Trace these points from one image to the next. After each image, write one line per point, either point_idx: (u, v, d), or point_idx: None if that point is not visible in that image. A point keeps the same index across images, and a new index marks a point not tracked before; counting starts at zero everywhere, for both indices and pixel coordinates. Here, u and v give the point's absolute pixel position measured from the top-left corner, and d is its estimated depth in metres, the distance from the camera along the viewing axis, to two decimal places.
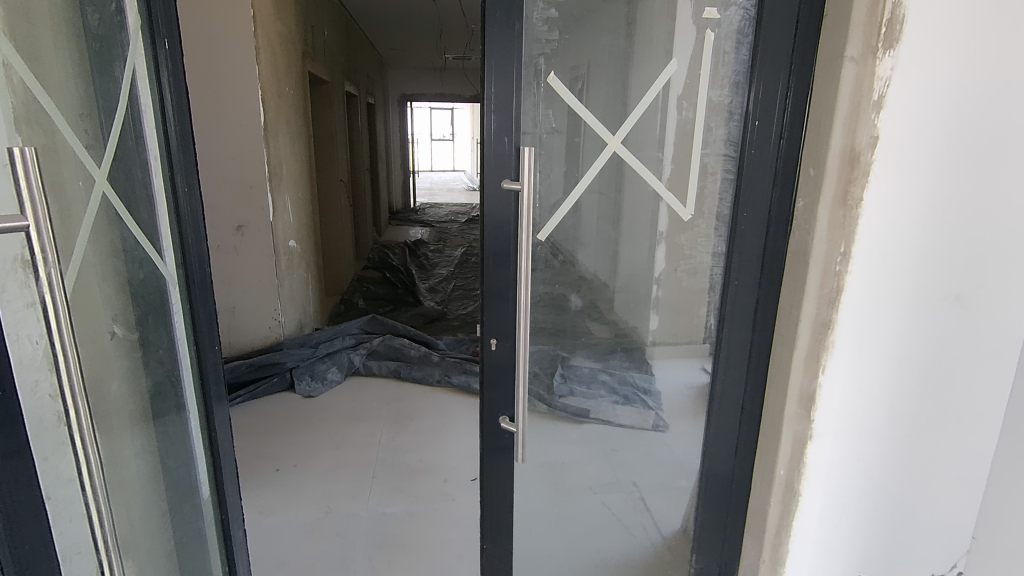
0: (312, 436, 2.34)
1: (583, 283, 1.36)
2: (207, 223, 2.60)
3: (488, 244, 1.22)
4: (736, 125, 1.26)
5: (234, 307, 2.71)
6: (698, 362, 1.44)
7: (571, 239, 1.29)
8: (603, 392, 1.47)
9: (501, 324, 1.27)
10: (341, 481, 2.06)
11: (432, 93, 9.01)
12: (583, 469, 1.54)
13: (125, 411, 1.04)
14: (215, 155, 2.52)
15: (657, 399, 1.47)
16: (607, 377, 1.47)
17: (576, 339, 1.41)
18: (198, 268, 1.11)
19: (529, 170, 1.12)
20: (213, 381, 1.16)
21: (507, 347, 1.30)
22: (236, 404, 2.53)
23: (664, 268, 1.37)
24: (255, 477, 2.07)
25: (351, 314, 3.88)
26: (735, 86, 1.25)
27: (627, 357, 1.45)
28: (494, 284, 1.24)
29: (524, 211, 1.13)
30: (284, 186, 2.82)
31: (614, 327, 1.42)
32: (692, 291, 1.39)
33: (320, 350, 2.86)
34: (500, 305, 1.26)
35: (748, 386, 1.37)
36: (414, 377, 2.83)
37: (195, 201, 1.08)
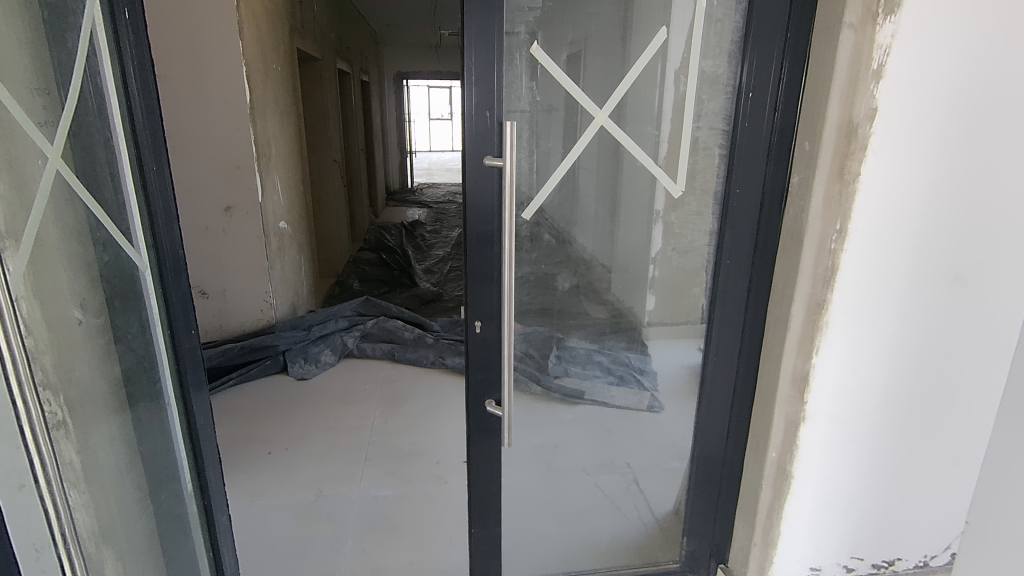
0: (305, 418, 2.33)
1: (573, 262, 1.31)
2: (194, 204, 2.54)
3: (471, 223, 1.18)
4: (731, 97, 1.20)
5: (224, 290, 2.67)
6: (694, 342, 1.38)
7: (559, 218, 1.24)
8: (599, 372, 1.44)
9: (486, 306, 1.24)
10: (332, 464, 2.04)
11: (428, 71, 8.85)
12: (575, 450, 1.52)
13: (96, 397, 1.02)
14: (201, 134, 2.47)
15: (652, 380, 1.43)
16: (601, 358, 1.42)
17: (571, 320, 1.36)
18: (170, 248, 1.09)
19: (513, 144, 1.06)
20: (190, 364, 1.15)
21: (493, 329, 1.27)
22: (228, 388, 2.51)
23: (659, 246, 1.31)
24: (246, 460, 2.06)
25: (346, 297, 3.85)
26: (730, 55, 1.18)
27: (620, 338, 1.40)
28: (478, 265, 1.21)
29: (508, 188, 1.09)
30: (272, 166, 2.75)
31: (609, 306, 1.37)
32: (687, 271, 1.33)
33: (313, 332, 2.84)
34: (484, 287, 1.23)
35: (739, 368, 1.34)
36: (409, 359, 2.81)
37: (164, 180, 1.07)
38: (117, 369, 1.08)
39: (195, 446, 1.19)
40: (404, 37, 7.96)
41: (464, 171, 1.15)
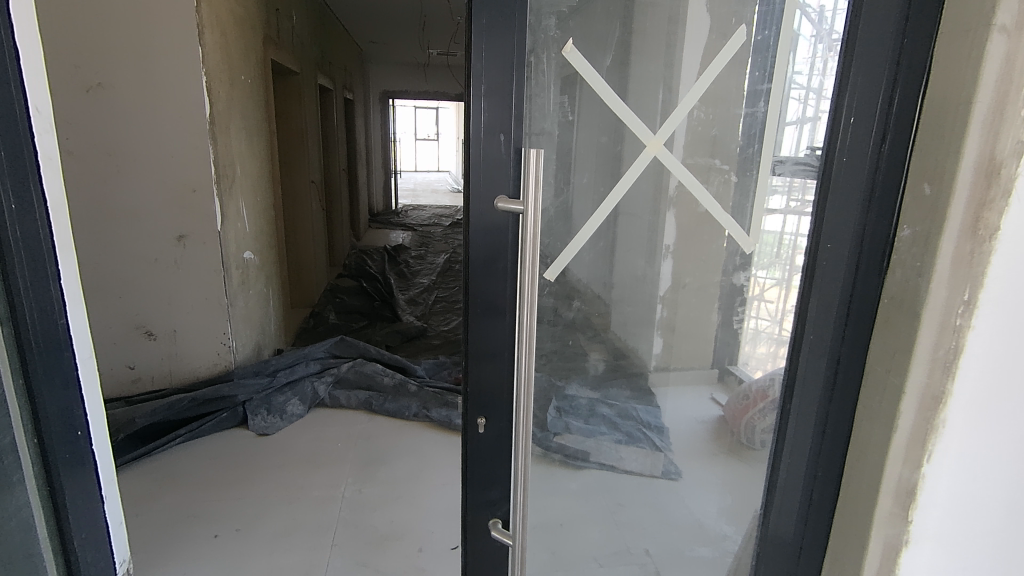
0: (263, 488, 1.97)
1: (584, 299, 1.03)
2: (144, 232, 2.20)
3: (475, 285, 0.87)
4: (812, 127, 0.94)
5: (174, 330, 2.31)
6: (707, 391, 1.14)
7: (587, 273, 1.00)
8: (604, 430, 1.16)
9: (494, 392, 0.92)
10: (291, 553, 1.68)
11: (415, 90, 8.63)
12: (583, 535, 1.23)
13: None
14: (150, 152, 2.14)
15: (664, 437, 1.17)
16: (606, 411, 1.15)
17: (572, 361, 1.07)
18: (27, 302, 0.85)
19: (538, 180, 0.77)
20: (66, 439, 0.91)
21: (501, 427, 0.94)
22: (174, 446, 2.13)
23: (668, 286, 1.09)
24: (185, 547, 1.68)
25: (320, 332, 3.49)
26: (827, 72, 0.92)
27: (627, 386, 1.14)
28: (481, 341, 0.89)
29: (527, 245, 0.78)
30: (237, 190, 2.43)
31: (610, 348, 1.10)
32: (699, 308, 1.10)
33: (278, 379, 2.49)
34: (489, 371, 0.91)
35: (818, 474, 1.01)
36: (388, 410, 2.47)
37: (32, 216, 0.85)
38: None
39: None
40: (391, 55, 7.73)
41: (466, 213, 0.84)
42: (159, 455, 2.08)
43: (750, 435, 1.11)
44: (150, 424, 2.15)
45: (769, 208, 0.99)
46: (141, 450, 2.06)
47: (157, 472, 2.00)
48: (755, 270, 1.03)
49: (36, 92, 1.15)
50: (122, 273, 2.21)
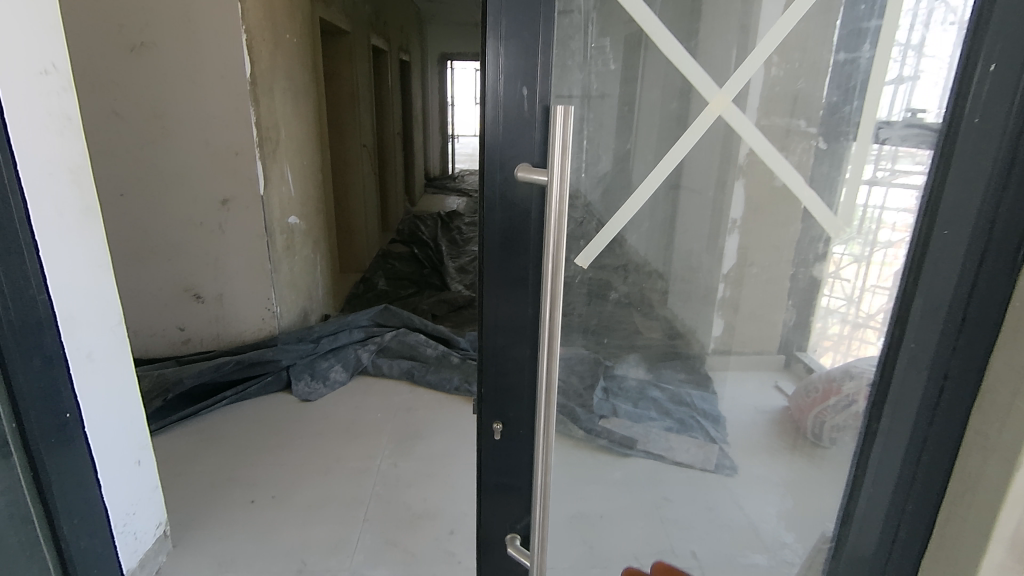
0: (300, 456, 1.96)
1: (636, 271, 0.91)
2: (187, 196, 2.19)
3: (495, 268, 0.74)
4: (911, 87, 0.69)
5: (221, 293, 2.33)
6: (772, 379, 0.96)
7: (642, 248, 0.88)
8: (653, 412, 1.05)
9: (516, 394, 0.79)
10: (323, 524, 1.66)
11: (474, 52, 8.42)
12: (621, 528, 1.11)
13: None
14: (194, 114, 2.11)
15: (719, 428, 1.03)
16: (657, 395, 1.04)
17: (621, 337, 0.95)
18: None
19: (567, 146, 0.61)
20: (51, 416, 0.74)
21: (519, 435, 0.81)
22: (220, 408, 2.16)
23: (733, 264, 0.95)
24: (223, 511, 1.69)
25: (368, 298, 3.48)
26: (935, 22, 0.66)
27: (682, 369, 1.03)
28: (499, 336, 0.76)
29: (552, 226, 0.63)
30: (281, 154, 2.39)
31: (667, 326, 1.00)
32: (768, 294, 0.93)
33: (322, 345, 2.48)
34: (509, 369, 0.78)
35: (902, 523, 0.76)
36: (429, 382, 2.41)
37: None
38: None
39: None
40: (450, 15, 7.53)
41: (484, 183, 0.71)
42: (206, 416, 2.12)
43: (819, 430, 0.88)
44: (197, 384, 2.18)
45: (869, 179, 0.75)
46: (187, 411, 2.10)
47: (201, 433, 2.03)
48: (832, 244, 0.81)
49: (51, 47, 1.09)
50: (169, 236, 2.23)
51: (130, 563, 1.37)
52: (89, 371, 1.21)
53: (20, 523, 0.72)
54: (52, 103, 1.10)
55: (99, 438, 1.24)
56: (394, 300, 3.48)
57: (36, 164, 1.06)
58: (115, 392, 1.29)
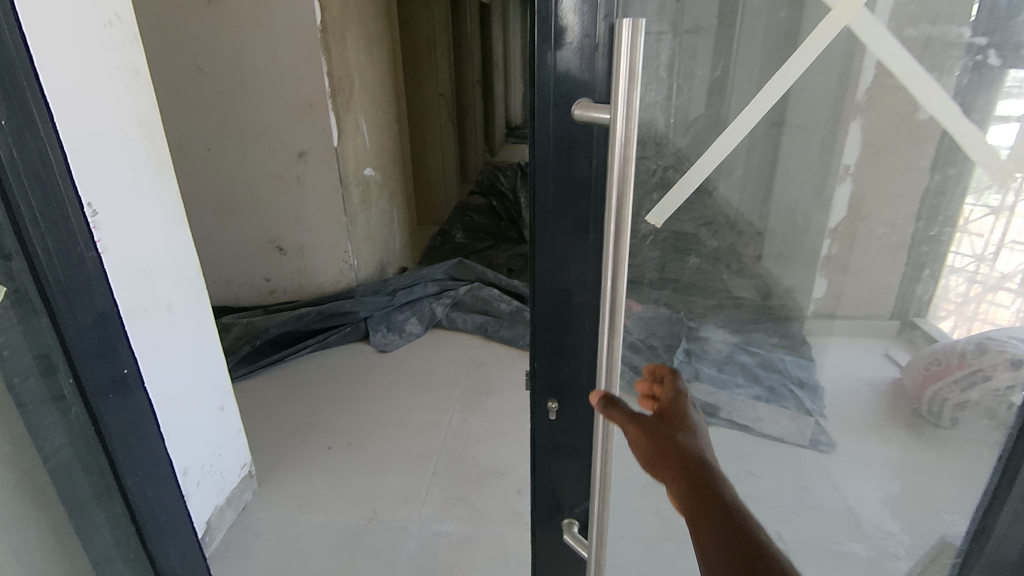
0: (376, 406, 2.00)
1: (727, 224, 0.71)
2: (266, 149, 2.23)
3: (547, 231, 0.65)
4: None
5: (302, 246, 2.39)
6: (882, 345, 0.74)
7: (738, 196, 0.68)
8: (741, 381, 0.81)
9: (572, 371, 0.71)
10: (395, 474, 1.69)
11: None
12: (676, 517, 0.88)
13: (51, 445, 0.73)
14: (270, 65, 2.12)
15: (818, 400, 0.79)
16: (743, 359, 0.80)
17: (707, 297, 0.76)
18: (29, 201, 0.64)
19: (632, 71, 0.49)
20: (106, 369, 0.74)
21: (577, 413, 0.73)
22: (303, 356, 2.26)
23: (844, 217, 0.69)
24: (304, 454, 1.77)
25: (446, 251, 3.48)
26: None
27: (775, 333, 0.78)
28: (556, 305, 0.68)
29: (613, 170, 0.52)
30: (355, 104, 2.37)
31: (757, 278, 0.75)
32: (885, 254, 0.69)
33: (398, 298, 2.50)
34: (564, 343, 0.70)
35: None
36: (503, 337, 2.38)
37: (14, 79, 0.61)
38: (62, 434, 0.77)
39: (140, 529, 0.82)
40: None
41: (532, 132, 0.61)
42: (290, 363, 2.22)
43: (938, 409, 0.69)
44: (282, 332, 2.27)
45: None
46: (274, 357, 2.20)
47: (286, 379, 2.13)
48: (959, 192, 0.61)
49: None
50: (252, 190, 2.30)
51: (218, 499, 1.46)
52: (171, 322, 1.26)
53: (89, 473, 0.77)
54: (116, 55, 1.09)
55: (182, 385, 1.30)
56: (471, 253, 3.45)
57: (107, 119, 1.07)
58: (195, 343, 1.34)
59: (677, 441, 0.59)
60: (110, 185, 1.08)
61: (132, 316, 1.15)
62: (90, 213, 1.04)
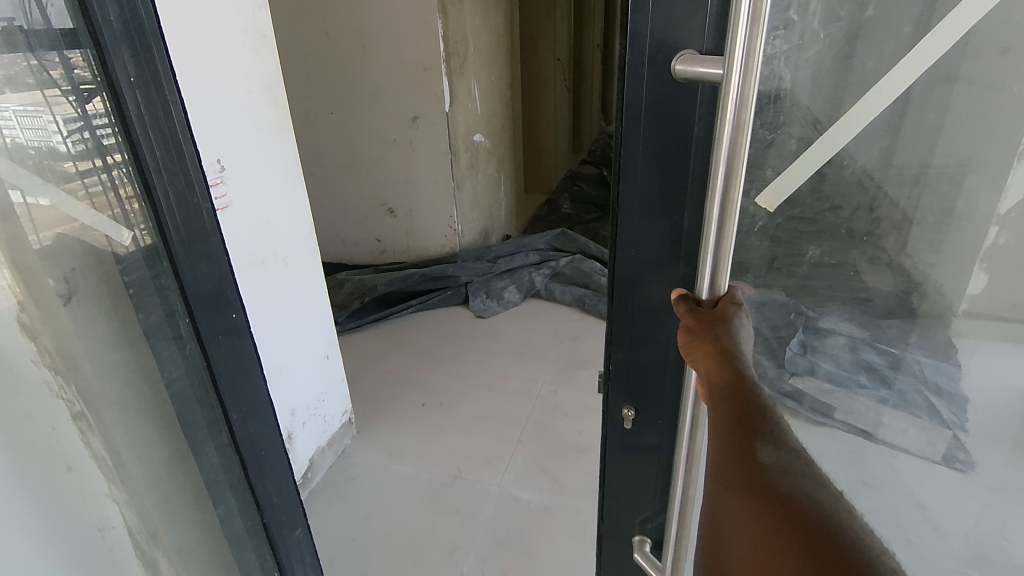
0: (469, 369, 2.06)
1: (866, 204, 0.53)
2: (383, 113, 2.33)
3: (635, 210, 0.59)
4: None
5: (411, 209, 2.48)
6: None
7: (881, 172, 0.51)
8: (866, 382, 0.62)
9: (651, 373, 0.66)
10: (481, 437, 1.73)
11: None
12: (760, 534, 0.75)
13: (170, 376, 0.83)
14: (390, 31, 2.18)
15: (960, 414, 0.58)
16: (869, 358, 0.61)
17: (837, 291, 0.58)
18: (156, 156, 0.70)
19: (753, 10, 0.42)
20: (217, 317, 0.80)
21: (657, 423, 0.68)
22: (406, 315, 2.37)
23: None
24: (400, 408, 1.87)
25: (551, 221, 3.44)
26: None
27: (909, 329, 0.58)
28: (642, 289, 0.62)
29: (724, 131, 0.45)
30: (469, 69, 2.38)
31: (898, 262, 0.55)
32: None
33: (498, 265, 2.53)
34: (643, 338, 0.64)
35: None
36: (601, 312, 2.32)
37: (146, 45, 0.66)
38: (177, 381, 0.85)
39: (243, 461, 0.90)
40: None
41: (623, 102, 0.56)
42: (394, 321, 2.34)
43: None
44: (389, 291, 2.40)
45: None
46: (380, 315, 2.33)
47: (389, 336, 2.25)
48: None
49: None
50: (368, 153, 2.41)
51: (320, 441, 1.59)
52: (284, 273, 1.36)
53: (203, 405, 0.87)
54: (246, 21, 1.16)
55: (293, 333, 1.42)
56: (576, 225, 3.39)
57: (235, 82, 1.15)
58: (306, 295, 1.45)
59: (715, 328, 0.50)
60: (234, 144, 1.17)
61: (252, 264, 1.25)
62: (219, 168, 1.14)
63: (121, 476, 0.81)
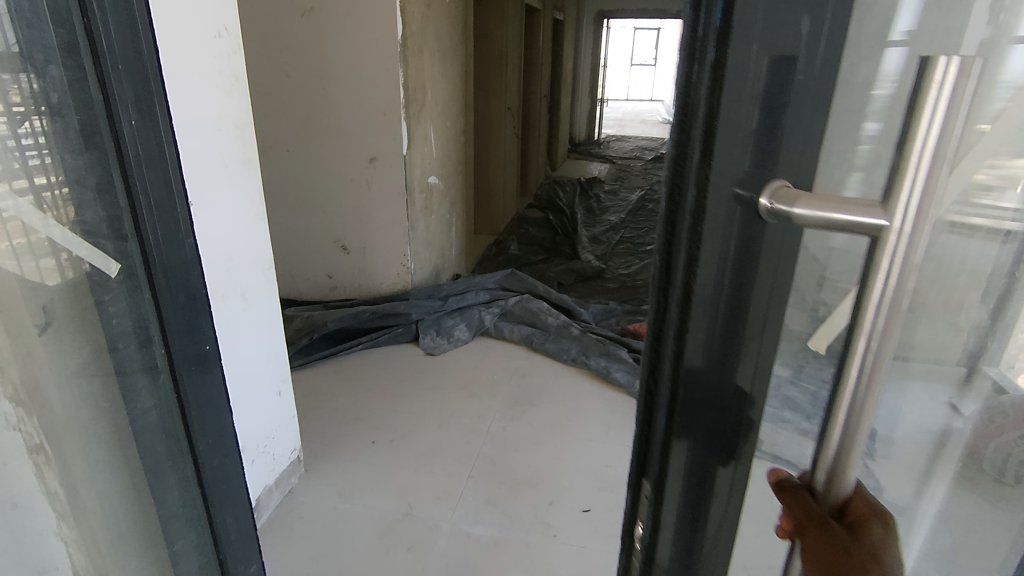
0: (420, 406, 2.08)
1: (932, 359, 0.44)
2: (340, 153, 2.38)
3: (703, 363, 0.47)
4: None
5: (364, 246, 2.51)
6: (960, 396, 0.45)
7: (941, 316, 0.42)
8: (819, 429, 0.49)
9: (690, 557, 0.55)
10: (432, 474, 1.75)
11: (635, 9, 7.54)
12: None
13: (141, 407, 0.84)
14: (348, 76, 2.26)
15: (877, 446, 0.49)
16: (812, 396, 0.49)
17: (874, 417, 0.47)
18: (146, 189, 0.75)
19: (938, 150, 0.34)
20: (192, 345, 0.85)
21: None
22: (356, 352, 2.37)
23: None
24: (349, 445, 1.86)
25: (500, 261, 3.55)
26: None
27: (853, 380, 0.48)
28: (702, 448, 0.50)
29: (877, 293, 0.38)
30: (426, 114, 2.49)
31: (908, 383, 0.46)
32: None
33: (449, 304, 2.59)
34: (688, 523, 0.53)
35: None
36: (548, 350, 2.41)
37: (149, 92, 0.73)
38: (131, 416, 0.83)
39: (206, 491, 0.92)
40: None
41: (699, 229, 0.42)
42: (343, 357, 2.33)
43: None
44: (339, 327, 2.39)
45: None
46: (329, 351, 2.32)
47: (338, 373, 2.24)
48: None
49: (222, 11, 1.19)
50: (323, 191, 2.45)
51: (268, 479, 1.56)
52: (243, 308, 1.37)
53: (168, 435, 0.88)
54: (223, 63, 1.21)
55: (248, 367, 1.42)
56: (523, 265, 3.50)
57: (207, 120, 1.19)
58: (264, 329, 1.46)
59: (864, 536, 0.43)
60: (203, 181, 1.20)
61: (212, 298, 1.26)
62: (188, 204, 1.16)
63: (72, 511, 0.79)
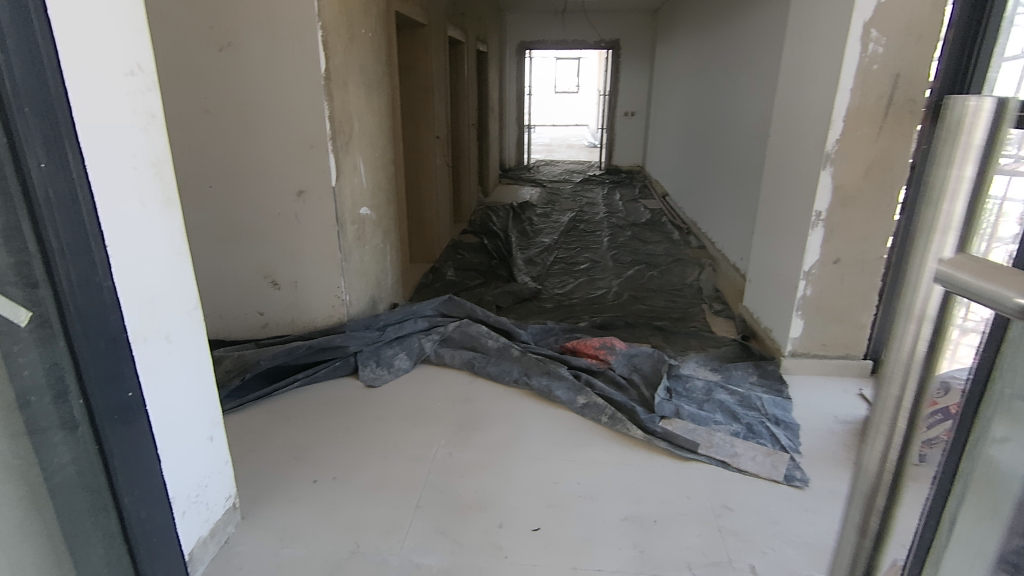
0: (362, 440, 2.03)
1: None
2: (267, 187, 2.34)
3: None
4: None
5: (296, 281, 2.46)
6: None
7: None
8: None
9: None
10: (379, 507, 1.72)
11: (553, 41, 7.85)
12: None
13: (60, 463, 0.85)
14: (272, 109, 2.24)
15: None
16: None
17: None
18: (61, 233, 0.83)
19: None
20: (111, 392, 0.92)
21: None
22: (292, 390, 2.29)
23: None
24: (289, 487, 1.80)
25: (437, 288, 3.55)
26: None
27: None
28: None
29: None
30: (354, 146, 2.49)
31: None
32: None
33: (388, 333, 2.56)
34: None
35: None
36: (490, 373, 2.43)
37: (60, 146, 0.82)
38: (47, 473, 0.84)
39: (131, 536, 0.97)
40: (529, 7, 7.40)
41: None
42: (279, 396, 2.25)
43: None
44: (272, 366, 2.31)
45: None
46: (263, 391, 2.24)
47: (274, 413, 2.16)
48: None
49: (136, 48, 1.17)
50: (251, 226, 2.39)
51: (202, 530, 1.48)
52: (168, 351, 1.31)
53: (87, 488, 0.90)
54: (137, 101, 1.18)
55: (175, 414, 1.35)
56: (461, 290, 3.52)
57: (122, 158, 1.15)
58: (191, 371, 1.40)
59: None
60: (121, 221, 1.16)
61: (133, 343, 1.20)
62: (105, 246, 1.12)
63: None
